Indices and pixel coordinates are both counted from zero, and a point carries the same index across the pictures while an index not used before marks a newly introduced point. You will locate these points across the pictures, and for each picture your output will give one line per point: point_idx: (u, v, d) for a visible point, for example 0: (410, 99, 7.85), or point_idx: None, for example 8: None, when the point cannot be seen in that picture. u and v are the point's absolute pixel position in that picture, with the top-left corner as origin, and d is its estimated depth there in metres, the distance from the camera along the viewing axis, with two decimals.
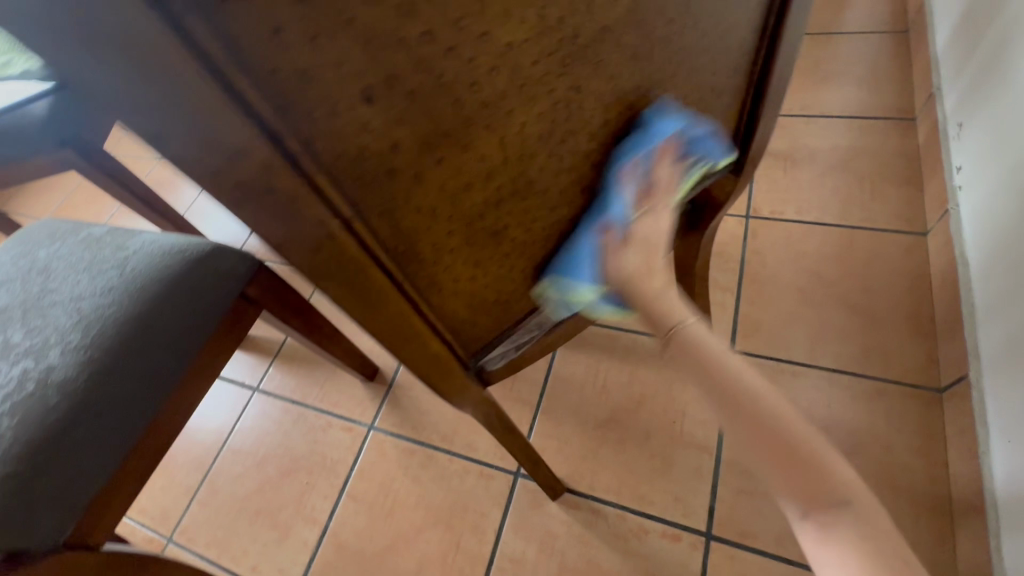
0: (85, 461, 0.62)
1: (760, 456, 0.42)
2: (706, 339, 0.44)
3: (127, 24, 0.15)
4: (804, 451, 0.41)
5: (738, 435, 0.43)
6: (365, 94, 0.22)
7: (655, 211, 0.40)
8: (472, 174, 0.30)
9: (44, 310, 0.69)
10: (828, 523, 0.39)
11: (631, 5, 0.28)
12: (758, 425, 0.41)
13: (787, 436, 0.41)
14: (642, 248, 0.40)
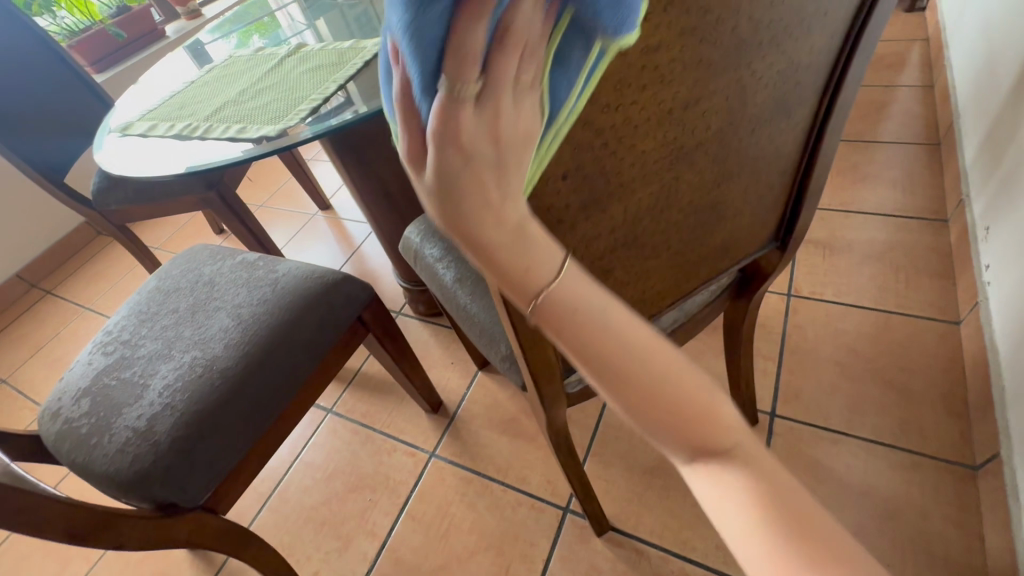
0: (232, 435, 0.75)
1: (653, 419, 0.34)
2: (582, 296, 0.32)
3: None
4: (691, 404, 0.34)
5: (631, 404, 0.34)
6: (564, 177, 0.38)
7: (499, 97, 0.25)
8: (601, 228, 0.45)
9: (210, 313, 0.86)
10: (712, 472, 0.35)
11: (717, 131, 0.44)
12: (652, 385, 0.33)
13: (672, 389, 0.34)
14: (459, 146, 0.26)
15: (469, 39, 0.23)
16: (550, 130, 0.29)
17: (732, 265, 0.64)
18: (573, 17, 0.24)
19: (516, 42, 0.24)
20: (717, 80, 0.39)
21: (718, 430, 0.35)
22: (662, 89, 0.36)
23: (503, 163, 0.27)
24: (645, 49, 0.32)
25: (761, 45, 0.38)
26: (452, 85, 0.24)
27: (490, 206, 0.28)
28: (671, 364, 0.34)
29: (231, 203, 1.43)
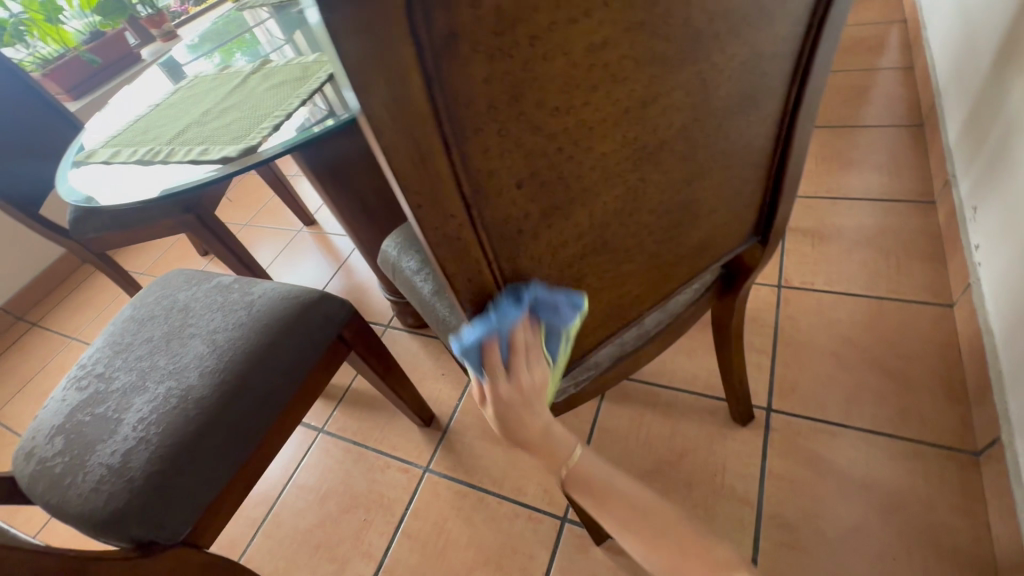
0: (210, 467, 0.72)
1: None
2: None
3: (429, 160, 0.29)
4: None
5: None
6: (519, 185, 0.36)
7: (520, 372, 0.47)
8: (568, 236, 0.43)
9: (186, 340, 0.84)
10: None
11: (682, 129, 0.42)
12: None
13: None
14: (505, 395, 0.48)
15: (497, 357, 0.45)
16: (553, 365, 0.51)
17: (713, 263, 0.63)
18: (547, 323, 0.46)
19: (521, 349, 0.45)
20: (675, 77, 0.37)
21: None
22: (616, 88, 0.34)
23: (530, 397, 0.49)
24: (591, 46, 0.30)
25: (719, 37, 0.36)
26: (495, 373, 0.46)
27: (527, 415, 0.50)
28: None
29: (213, 226, 1.41)
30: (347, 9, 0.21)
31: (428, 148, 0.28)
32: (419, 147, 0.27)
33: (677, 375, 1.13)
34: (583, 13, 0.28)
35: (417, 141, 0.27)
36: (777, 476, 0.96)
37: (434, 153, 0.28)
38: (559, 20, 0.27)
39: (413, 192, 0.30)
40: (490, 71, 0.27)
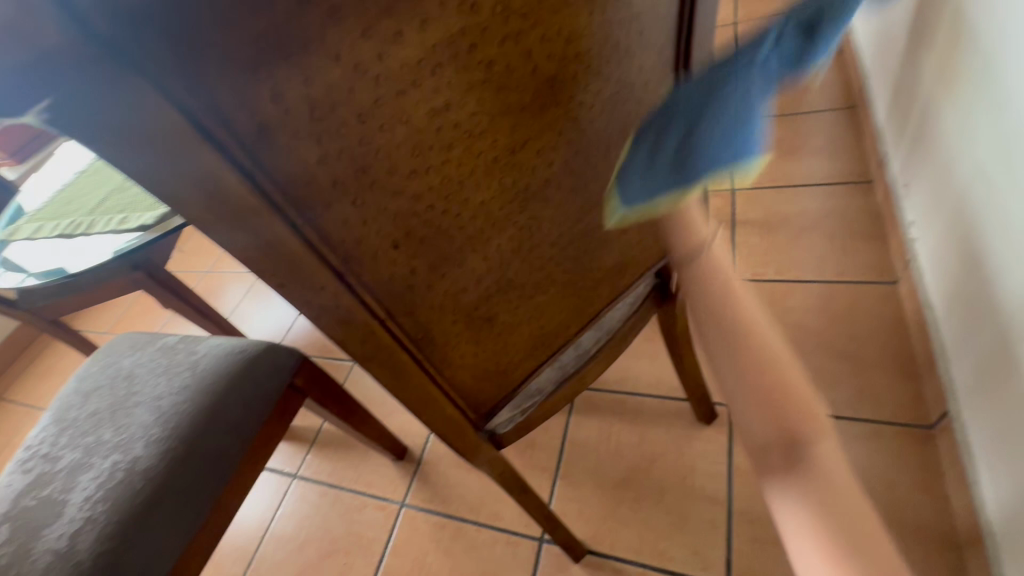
0: (162, 539, 0.71)
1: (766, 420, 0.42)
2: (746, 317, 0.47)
3: (276, 243, 0.29)
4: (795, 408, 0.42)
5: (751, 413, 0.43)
6: (395, 245, 0.36)
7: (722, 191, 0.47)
8: (466, 281, 0.43)
9: (130, 410, 0.82)
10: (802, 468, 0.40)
11: (563, 164, 0.42)
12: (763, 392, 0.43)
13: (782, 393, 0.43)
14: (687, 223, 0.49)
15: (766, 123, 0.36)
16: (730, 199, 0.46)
17: (639, 278, 0.64)
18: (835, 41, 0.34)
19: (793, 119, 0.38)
20: (541, 120, 0.37)
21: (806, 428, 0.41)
22: (475, 142, 0.34)
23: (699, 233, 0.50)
24: (432, 111, 0.30)
25: (577, 77, 0.37)
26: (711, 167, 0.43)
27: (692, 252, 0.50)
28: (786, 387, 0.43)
29: (167, 281, 1.38)
30: (117, 135, 0.21)
31: (267, 229, 0.28)
32: (255, 232, 0.27)
33: (640, 380, 1.14)
34: (412, 84, 0.28)
35: (250, 228, 0.27)
36: (744, 472, 0.97)
37: (280, 235, 0.28)
38: (384, 95, 0.27)
39: (265, 269, 0.30)
40: (320, 152, 0.27)
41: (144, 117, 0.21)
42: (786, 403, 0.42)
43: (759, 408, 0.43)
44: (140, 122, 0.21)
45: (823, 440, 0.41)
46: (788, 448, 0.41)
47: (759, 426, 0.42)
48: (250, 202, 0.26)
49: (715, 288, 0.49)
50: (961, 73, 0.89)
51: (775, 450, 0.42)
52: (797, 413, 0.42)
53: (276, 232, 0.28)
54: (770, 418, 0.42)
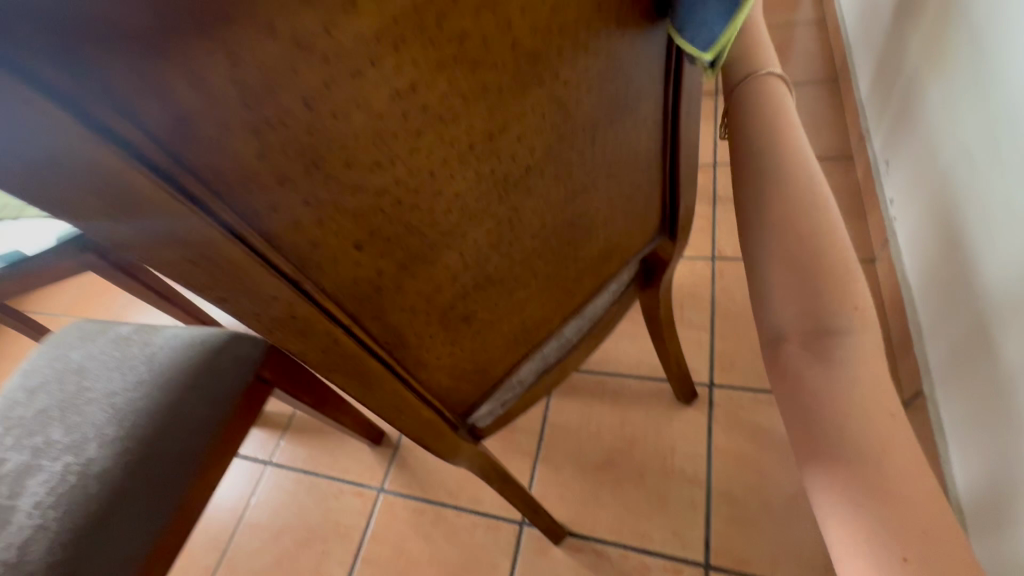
0: (125, 544, 0.67)
1: (800, 303, 0.40)
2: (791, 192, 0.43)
3: (215, 252, 0.25)
4: (834, 274, 0.40)
5: (788, 292, 0.41)
6: (358, 247, 0.31)
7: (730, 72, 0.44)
8: (440, 280, 0.39)
9: (81, 407, 0.76)
10: (832, 356, 0.39)
11: (547, 150, 0.38)
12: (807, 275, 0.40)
13: (823, 273, 0.40)
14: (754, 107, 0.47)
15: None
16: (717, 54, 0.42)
17: (623, 266, 0.60)
18: None
19: None
20: (522, 102, 0.33)
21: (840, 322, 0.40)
22: (448, 129, 0.30)
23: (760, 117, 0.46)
24: (395, 93, 0.26)
25: (564, 53, 0.33)
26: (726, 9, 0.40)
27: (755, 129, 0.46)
28: (829, 270, 0.40)
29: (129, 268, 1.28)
30: None
31: (199, 239, 0.24)
32: (183, 242, 0.24)
33: (621, 361, 1.13)
34: (368, 62, 0.23)
35: (174, 238, 0.23)
36: (722, 452, 0.97)
37: (214, 243, 0.24)
38: (336, 76, 0.23)
39: (201, 282, 0.26)
40: (259, 148, 0.23)
41: (14, 112, 0.17)
42: (818, 294, 0.40)
43: (796, 291, 0.40)
44: (10, 118, 0.17)
45: (852, 332, 0.40)
46: (809, 339, 0.40)
47: (785, 314, 0.41)
48: (173, 210, 0.22)
49: (769, 172, 0.44)
50: (950, 48, 0.86)
51: (796, 340, 0.40)
52: (832, 305, 0.40)
53: (211, 239, 0.24)
54: (796, 309, 0.40)
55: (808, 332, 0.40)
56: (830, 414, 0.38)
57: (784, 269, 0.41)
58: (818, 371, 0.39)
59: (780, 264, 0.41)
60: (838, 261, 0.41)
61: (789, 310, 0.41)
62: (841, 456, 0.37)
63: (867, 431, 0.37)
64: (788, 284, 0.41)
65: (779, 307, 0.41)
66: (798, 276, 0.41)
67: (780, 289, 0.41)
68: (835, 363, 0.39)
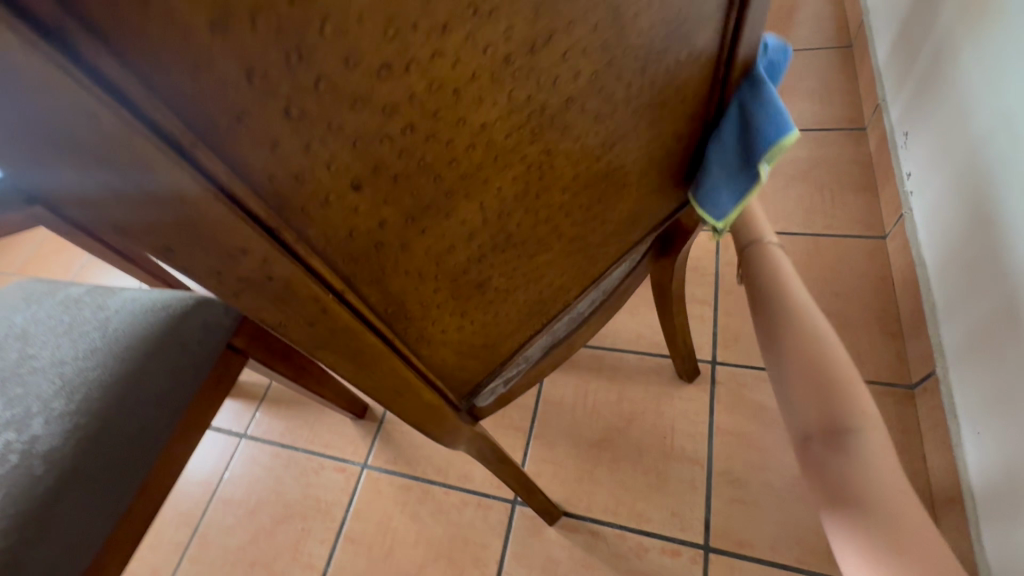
0: (78, 529, 0.60)
1: (816, 409, 0.43)
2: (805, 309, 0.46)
3: (145, 172, 0.17)
4: (849, 388, 0.43)
5: (806, 398, 0.43)
6: (353, 184, 0.24)
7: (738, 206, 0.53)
8: (453, 238, 0.32)
9: (22, 377, 0.67)
10: (853, 454, 0.41)
11: (592, 77, 0.30)
12: (823, 384, 0.43)
13: (837, 382, 0.43)
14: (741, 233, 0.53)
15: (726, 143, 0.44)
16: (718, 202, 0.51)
17: (648, 233, 0.53)
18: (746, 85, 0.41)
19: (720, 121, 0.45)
20: (575, 3, 0.25)
21: (861, 424, 0.42)
22: (481, 28, 0.22)
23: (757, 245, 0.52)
24: None
25: None
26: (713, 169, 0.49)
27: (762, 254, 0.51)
28: (842, 381, 0.43)
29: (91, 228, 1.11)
30: None
31: (120, 152, 0.16)
32: (93, 154, 0.16)
33: (620, 335, 1.07)
34: None
35: (77, 146, 0.15)
36: (723, 431, 0.94)
37: (142, 155, 0.16)
38: None
39: (131, 222, 0.18)
40: (210, 9, 0.15)
41: None
42: (834, 401, 0.43)
43: (811, 399, 0.43)
44: None
45: (869, 430, 0.42)
46: (831, 440, 0.42)
47: (807, 418, 0.43)
48: (70, 95, 0.14)
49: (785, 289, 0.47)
50: (992, 8, 0.80)
51: (817, 442, 0.42)
52: (851, 412, 0.42)
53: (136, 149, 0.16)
54: (815, 411, 0.43)
55: (830, 433, 0.42)
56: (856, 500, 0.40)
57: (804, 377, 0.44)
58: (841, 474, 0.41)
59: (789, 376, 0.45)
60: (850, 372, 0.44)
61: (805, 418, 0.43)
62: (868, 539, 0.38)
63: (895, 523, 0.39)
64: (799, 393, 0.44)
65: (798, 415, 0.44)
66: (817, 386, 0.43)
67: (795, 400, 0.44)
68: (856, 462, 0.41)
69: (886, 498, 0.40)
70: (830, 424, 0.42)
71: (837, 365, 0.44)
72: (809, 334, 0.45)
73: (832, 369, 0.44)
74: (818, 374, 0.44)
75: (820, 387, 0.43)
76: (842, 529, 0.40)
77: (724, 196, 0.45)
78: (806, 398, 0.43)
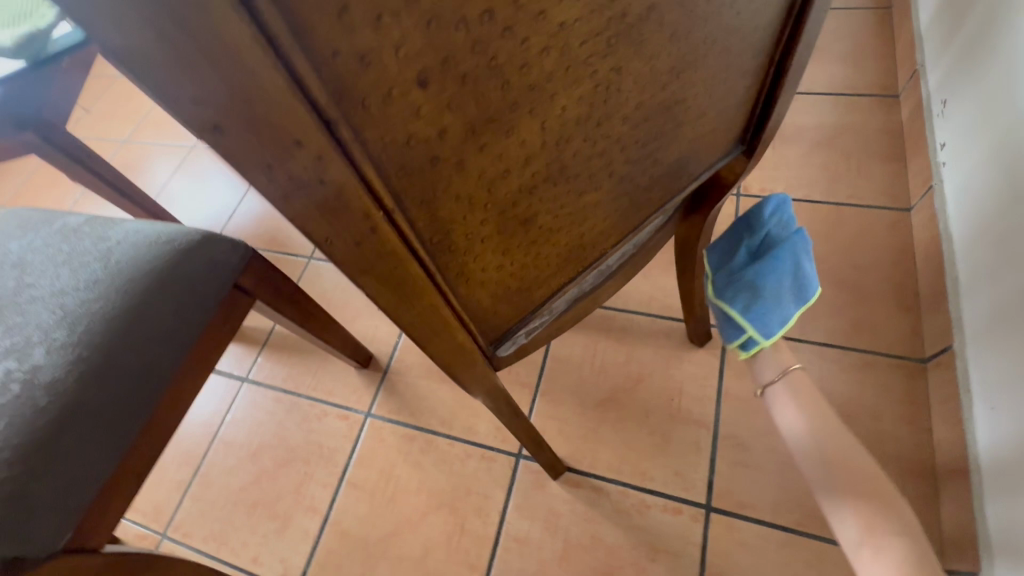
0: (82, 463, 0.59)
1: (848, 480, 0.70)
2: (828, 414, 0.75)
3: (196, 12, 0.14)
4: (865, 464, 0.71)
5: (840, 473, 0.70)
6: (419, 79, 0.21)
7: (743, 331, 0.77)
8: (510, 162, 0.29)
9: (21, 306, 0.64)
10: (873, 505, 0.68)
11: None
12: (849, 464, 0.71)
13: (858, 462, 0.71)
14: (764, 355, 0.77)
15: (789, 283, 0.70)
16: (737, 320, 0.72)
17: (691, 183, 0.50)
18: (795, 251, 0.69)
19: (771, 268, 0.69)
20: None
21: (875, 487, 0.69)
22: None
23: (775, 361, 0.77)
24: None
25: None
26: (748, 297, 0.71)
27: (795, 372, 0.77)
28: (863, 461, 0.71)
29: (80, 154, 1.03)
30: None
31: None
32: None
33: (632, 297, 1.06)
34: None
35: None
36: (731, 396, 0.94)
37: None
38: None
39: (170, 85, 0.15)
40: None
41: None
42: (859, 474, 0.70)
43: (841, 471, 0.70)
44: None
45: (884, 491, 0.69)
46: (858, 495, 0.69)
47: (839, 485, 0.70)
48: None
49: (812, 405, 0.76)
50: None
51: (850, 499, 0.69)
52: (870, 481, 0.69)
53: None
54: (846, 480, 0.70)
55: (856, 492, 0.69)
56: (878, 531, 0.66)
57: (837, 460, 0.71)
58: (871, 523, 0.67)
59: (833, 481, 0.71)
60: (864, 457, 0.72)
61: (846, 506, 0.69)
62: (882, 549, 0.65)
63: (899, 540, 0.65)
64: (841, 491, 0.70)
65: (830, 481, 0.71)
66: (847, 465, 0.71)
67: (824, 475, 0.71)
68: (874, 508, 0.67)
69: (894, 527, 0.66)
70: (854, 487, 0.69)
71: (856, 452, 0.72)
72: (833, 432, 0.74)
73: (853, 453, 0.72)
74: (846, 456, 0.71)
75: (848, 466, 0.70)
76: (862, 548, 0.66)
77: (778, 316, 0.70)
78: (840, 472, 0.70)
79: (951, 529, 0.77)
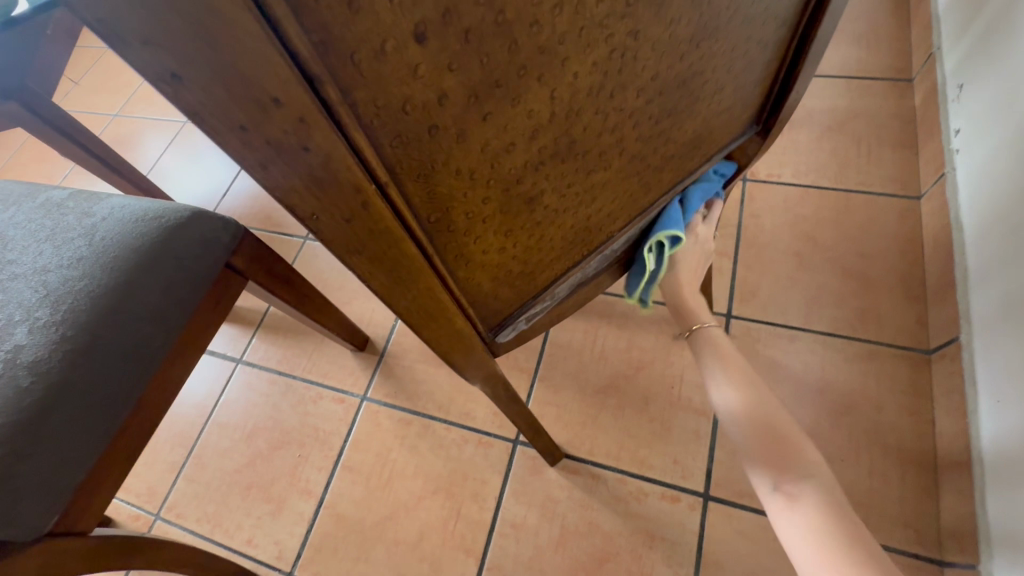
0: (68, 447, 0.57)
1: (757, 430, 0.53)
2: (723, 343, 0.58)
3: None
4: (773, 406, 0.54)
5: (746, 419, 0.53)
6: (417, 33, 0.18)
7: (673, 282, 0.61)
8: (516, 134, 0.26)
9: (1, 284, 0.61)
10: (790, 457, 0.51)
11: None
12: (759, 408, 0.53)
13: (767, 404, 0.54)
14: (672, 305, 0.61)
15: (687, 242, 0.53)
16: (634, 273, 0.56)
17: (704, 164, 0.48)
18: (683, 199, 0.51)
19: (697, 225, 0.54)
20: None
21: (788, 434, 0.53)
22: None
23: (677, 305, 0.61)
24: None
25: None
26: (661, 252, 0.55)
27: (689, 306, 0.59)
28: (769, 400, 0.54)
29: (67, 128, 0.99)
30: None
31: None
32: None
33: None
34: None
35: None
36: None
37: None
38: None
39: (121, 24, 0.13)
40: None
41: None
42: (769, 419, 0.53)
43: (750, 417, 0.53)
44: None
45: (797, 437, 0.53)
46: (769, 447, 0.52)
47: (748, 436, 0.53)
48: None
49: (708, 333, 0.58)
50: None
51: (760, 453, 0.52)
52: (780, 427, 0.53)
53: None
54: (759, 429, 0.53)
55: (768, 444, 0.52)
56: (797, 489, 0.50)
57: (741, 403, 0.54)
58: (785, 482, 0.50)
59: (729, 418, 0.54)
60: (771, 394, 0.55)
61: (747, 451, 0.53)
62: (803, 513, 0.49)
63: (822, 498, 0.50)
64: (741, 431, 0.53)
65: (740, 432, 0.53)
66: (752, 408, 0.53)
67: (734, 426, 0.54)
68: (791, 462, 0.51)
69: (812, 483, 0.50)
70: (761, 435, 0.52)
71: (761, 391, 0.55)
72: (733, 366, 0.56)
73: (758, 393, 0.54)
74: (751, 398, 0.54)
75: (758, 412, 0.53)
76: (779, 516, 0.50)
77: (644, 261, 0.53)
78: (746, 418, 0.53)
79: (950, 521, 0.77)
